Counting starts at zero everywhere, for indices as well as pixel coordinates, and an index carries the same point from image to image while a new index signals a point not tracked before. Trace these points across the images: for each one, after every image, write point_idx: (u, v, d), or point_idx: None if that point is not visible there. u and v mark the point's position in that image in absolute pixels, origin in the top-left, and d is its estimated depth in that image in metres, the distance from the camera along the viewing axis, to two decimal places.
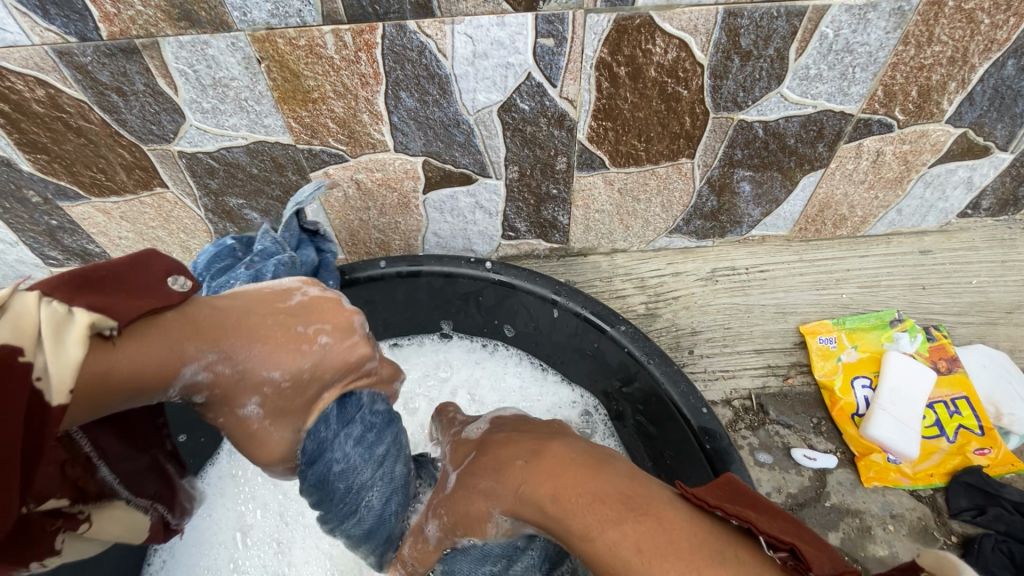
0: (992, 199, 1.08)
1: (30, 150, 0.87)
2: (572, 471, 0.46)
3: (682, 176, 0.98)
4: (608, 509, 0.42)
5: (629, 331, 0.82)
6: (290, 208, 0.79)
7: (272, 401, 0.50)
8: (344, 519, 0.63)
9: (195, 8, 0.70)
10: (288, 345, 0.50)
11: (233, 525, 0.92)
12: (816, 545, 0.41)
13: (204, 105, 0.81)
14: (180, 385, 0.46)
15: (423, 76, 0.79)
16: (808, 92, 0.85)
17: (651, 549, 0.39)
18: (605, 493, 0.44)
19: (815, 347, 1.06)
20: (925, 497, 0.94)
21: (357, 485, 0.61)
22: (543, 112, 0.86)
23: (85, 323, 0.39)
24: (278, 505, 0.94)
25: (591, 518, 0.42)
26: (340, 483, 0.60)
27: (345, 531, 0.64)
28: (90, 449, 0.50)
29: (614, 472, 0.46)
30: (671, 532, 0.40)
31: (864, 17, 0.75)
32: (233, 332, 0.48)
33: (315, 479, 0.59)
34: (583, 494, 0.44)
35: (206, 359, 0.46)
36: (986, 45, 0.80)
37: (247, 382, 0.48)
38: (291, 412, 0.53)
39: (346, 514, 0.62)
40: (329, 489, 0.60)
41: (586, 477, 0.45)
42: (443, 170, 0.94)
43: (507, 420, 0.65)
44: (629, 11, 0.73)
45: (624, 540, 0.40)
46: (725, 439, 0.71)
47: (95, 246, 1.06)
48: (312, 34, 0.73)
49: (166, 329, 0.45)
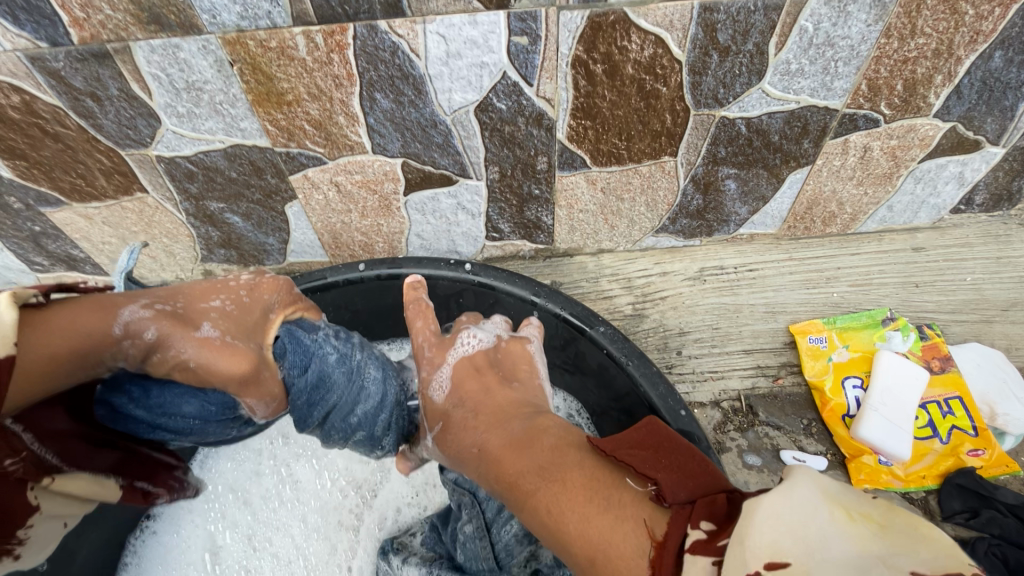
0: (985, 194, 1.06)
1: (8, 156, 0.87)
2: (506, 458, 0.51)
3: (666, 174, 0.97)
4: (527, 481, 0.48)
5: (608, 332, 0.81)
6: (119, 279, 0.68)
7: (222, 323, 0.55)
8: (356, 405, 0.63)
9: (165, 12, 0.70)
10: (215, 284, 0.58)
11: (202, 546, 0.95)
12: (690, 476, 0.43)
13: (179, 109, 0.81)
14: (124, 330, 0.51)
15: (398, 77, 0.79)
16: (791, 87, 0.83)
17: (555, 510, 0.44)
18: (528, 470, 0.48)
19: (804, 347, 1.04)
20: (918, 500, 0.92)
21: (356, 366, 0.64)
22: (520, 111, 0.85)
23: (7, 296, 0.45)
24: (246, 526, 0.97)
25: (520, 492, 0.48)
26: (340, 373, 0.62)
27: (361, 416, 0.64)
28: (54, 459, 0.55)
29: (538, 449, 0.50)
30: (572, 488, 0.45)
31: (844, 9, 0.73)
32: (159, 292, 0.56)
33: (315, 377, 0.60)
34: (512, 471, 0.50)
35: (140, 302, 0.53)
36: (971, 37, 0.78)
37: (190, 315, 0.54)
38: (246, 330, 0.56)
39: (357, 396, 0.63)
40: (330, 383, 0.61)
41: (516, 461, 0.50)
42: (423, 172, 0.94)
43: (465, 381, 0.63)
44: (602, 7, 0.71)
45: (539, 505, 0.46)
46: (703, 442, 0.71)
47: (79, 251, 1.07)
48: (283, 36, 0.73)
49: (95, 298, 0.52)
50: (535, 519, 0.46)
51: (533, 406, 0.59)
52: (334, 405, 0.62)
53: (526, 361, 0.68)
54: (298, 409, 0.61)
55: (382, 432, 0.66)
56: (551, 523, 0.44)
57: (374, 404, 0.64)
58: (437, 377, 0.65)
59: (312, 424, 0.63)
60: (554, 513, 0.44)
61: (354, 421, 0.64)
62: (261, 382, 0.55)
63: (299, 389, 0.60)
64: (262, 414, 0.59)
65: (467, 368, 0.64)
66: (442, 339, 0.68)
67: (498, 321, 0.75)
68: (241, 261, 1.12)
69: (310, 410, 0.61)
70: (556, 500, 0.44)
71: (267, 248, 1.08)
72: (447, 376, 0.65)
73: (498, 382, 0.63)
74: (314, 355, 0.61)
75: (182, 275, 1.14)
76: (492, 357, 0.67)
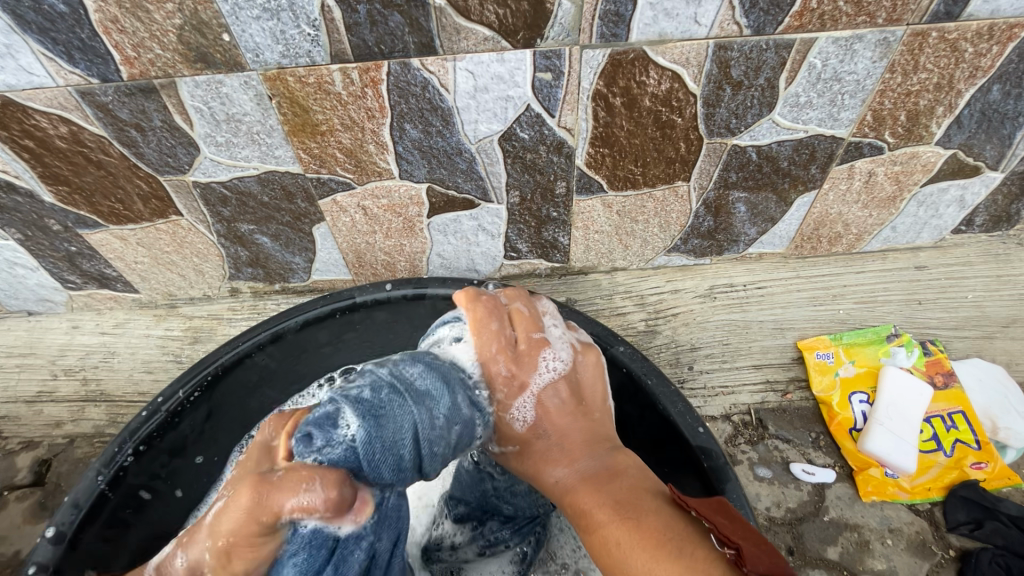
0: (985, 216, 1.10)
1: (52, 182, 0.91)
2: (586, 489, 0.57)
3: (679, 198, 1.01)
4: (602, 514, 0.54)
5: (627, 351, 0.86)
6: None
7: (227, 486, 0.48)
8: (432, 410, 0.55)
9: (211, 51, 0.74)
10: None
11: None
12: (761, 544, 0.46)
13: (218, 139, 0.85)
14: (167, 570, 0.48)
15: (427, 109, 0.83)
16: (799, 118, 0.87)
17: (625, 544, 0.50)
18: (604, 503, 0.54)
19: (812, 362, 1.08)
20: (924, 512, 0.95)
21: (394, 378, 0.55)
22: (542, 140, 0.89)
23: None
24: None
25: (593, 521, 0.54)
26: (385, 394, 0.53)
27: (445, 413, 0.55)
28: None
29: (617, 488, 0.56)
30: (645, 531, 0.50)
31: (851, 48, 0.78)
32: None
33: (369, 418, 0.51)
34: (588, 501, 0.56)
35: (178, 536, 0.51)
36: (971, 72, 0.82)
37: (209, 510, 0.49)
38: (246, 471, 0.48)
39: (421, 400, 0.54)
40: (386, 408, 0.52)
41: (592, 493, 0.56)
42: (446, 196, 0.98)
43: (550, 412, 0.63)
44: (623, 46, 0.76)
45: (610, 537, 0.51)
46: (721, 458, 0.75)
47: (111, 270, 1.11)
48: (321, 72, 0.77)
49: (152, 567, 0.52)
50: (600, 549, 0.52)
51: (610, 439, 0.63)
52: (411, 428, 0.53)
53: (599, 381, 0.67)
54: (384, 463, 0.51)
55: (469, 410, 0.59)
56: (619, 555, 0.50)
57: (443, 392, 0.57)
58: (519, 405, 0.63)
59: (411, 464, 0.53)
60: (623, 548, 0.50)
61: (441, 419, 0.55)
62: (273, 489, 0.44)
63: (366, 445, 0.50)
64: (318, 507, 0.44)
65: (557, 403, 0.63)
66: (518, 352, 0.64)
67: (557, 319, 0.70)
68: (267, 279, 1.16)
69: (393, 449, 0.51)
70: (628, 537, 0.50)
71: (293, 267, 1.12)
72: (530, 407, 0.63)
73: (578, 414, 0.64)
74: (343, 406, 0.51)
75: (210, 293, 1.18)
76: (571, 380, 0.65)
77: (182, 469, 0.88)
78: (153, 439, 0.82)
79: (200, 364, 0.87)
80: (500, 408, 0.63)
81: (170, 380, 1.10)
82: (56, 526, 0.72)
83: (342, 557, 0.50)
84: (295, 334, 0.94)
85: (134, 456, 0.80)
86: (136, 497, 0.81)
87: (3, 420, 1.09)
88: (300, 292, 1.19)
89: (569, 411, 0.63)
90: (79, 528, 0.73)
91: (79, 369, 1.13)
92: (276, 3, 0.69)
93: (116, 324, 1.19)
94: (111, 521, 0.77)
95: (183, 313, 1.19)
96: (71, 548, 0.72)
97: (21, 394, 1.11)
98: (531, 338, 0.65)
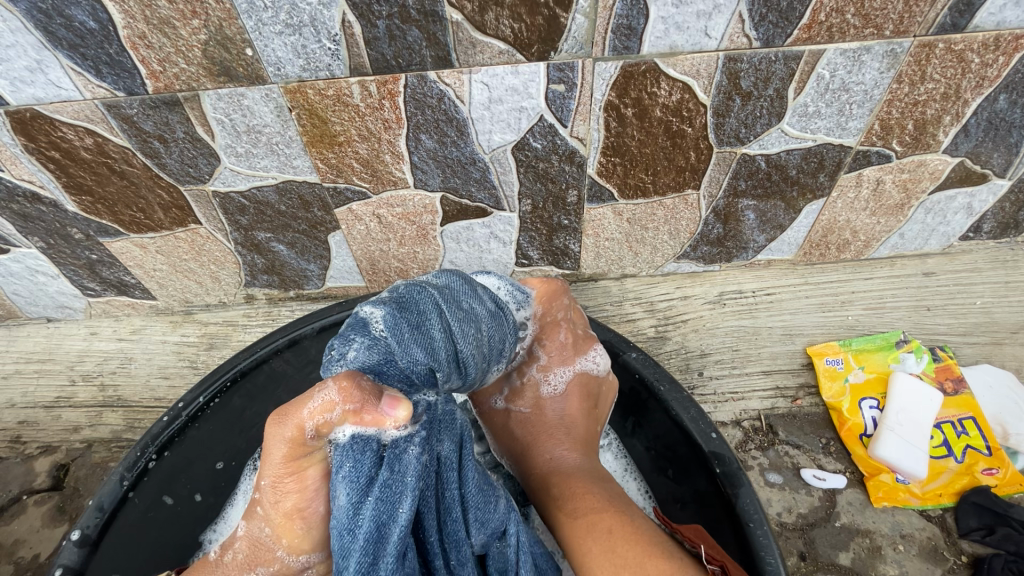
0: (993, 223, 1.11)
1: (76, 192, 0.93)
2: (580, 479, 0.67)
3: (688, 206, 1.03)
4: (597, 501, 0.63)
5: (640, 357, 0.87)
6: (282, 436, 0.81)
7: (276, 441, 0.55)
8: (454, 300, 0.58)
9: (235, 65, 0.76)
10: None
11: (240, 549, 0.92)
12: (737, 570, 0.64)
13: (238, 149, 0.87)
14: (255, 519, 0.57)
15: (443, 120, 0.85)
16: (808, 127, 0.89)
17: (618, 532, 0.60)
18: (602, 495, 0.64)
19: (822, 367, 1.08)
20: (935, 517, 0.95)
21: (410, 283, 0.59)
22: (554, 150, 0.91)
23: None
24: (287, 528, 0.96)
25: (581, 507, 0.63)
26: (407, 290, 0.57)
27: (468, 301, 0.59)
28: None
29: (609, 487, 0.67)
30: (638, 532, 0.60)
31: (859, 59, 0.79)
32: None
33: (396, 310, 0.54)
34: (584, 489, 0.65)
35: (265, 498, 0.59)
36: (978, 82, 0.83)
37: None
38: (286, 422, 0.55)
39: (443, 294, 0.58)
40: (410, 300, 0.56)
41: (588, 484, 0.66)
42: (460, 205, 1.00)
43: (574, 396, 0.77)
44: (635, 58, 0.77)
45: (603, 523, 0.61)
46: (734, 463, 0.76)
47: (130, 278, 1.14)
48: (340, 85, 0.79)
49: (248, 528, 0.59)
50: (587, 529, 0.60)
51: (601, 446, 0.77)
52: (435, 313, 0.56)
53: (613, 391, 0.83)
54: (416, 343, 0.53)
55: (488, 301, 0.62)
56: (607, 542, 0.59)
57: (461, 285, 0.61)
58: (556, 375, 0.78)
59: (443, 346, 0.55)
60: (613, 535, 0.59)
61: (466, 304, 0.59)
62: (291, 408, 0.48)
63: (393, 330, 0.53)
64: (337, 405, 0.46)
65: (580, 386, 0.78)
66: (578, 337, 0.80)
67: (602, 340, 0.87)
68: (282, 286, 1.18)
69: (422, 331, 0.54)
70: (622, 529, 0.60)
71: (308, 274, 1.14)
72: (563, 380, 0.78)
73: (586, 399, 0.78)
74: (367, 308, 0.55)
75: (225, 299, 1.20)
76: (602, 381, 0.80)
77: (200, 473, 0.88)
78: (174, 443, 0.84)
79: (219, 371, 0.89)
80: (540, 371, 0.78)
81: (186, 386, 1.12)
82: (80, 529, 0.74)
83: (395, 458, 0.50)
84: (312, 339, 0.96)
85: (156, 459, 0.82)
86: (158, 502, 0.82)
87: (22, 425, 1.10)
88: (314, 299, 1.21)
89: (586, 407, 0.78)
90: (102, 530, 0.75)
91: (96, 375, 1.15)
92: (299, 19, 0.71)
93: (133, 330, 1.21)
94: (130, 523, 0.79)
95: (200, 319, 1.21)
96: (94, 550, 0.74)
97: (40, 400, 1.13)
98: (587, 334, 0.83)
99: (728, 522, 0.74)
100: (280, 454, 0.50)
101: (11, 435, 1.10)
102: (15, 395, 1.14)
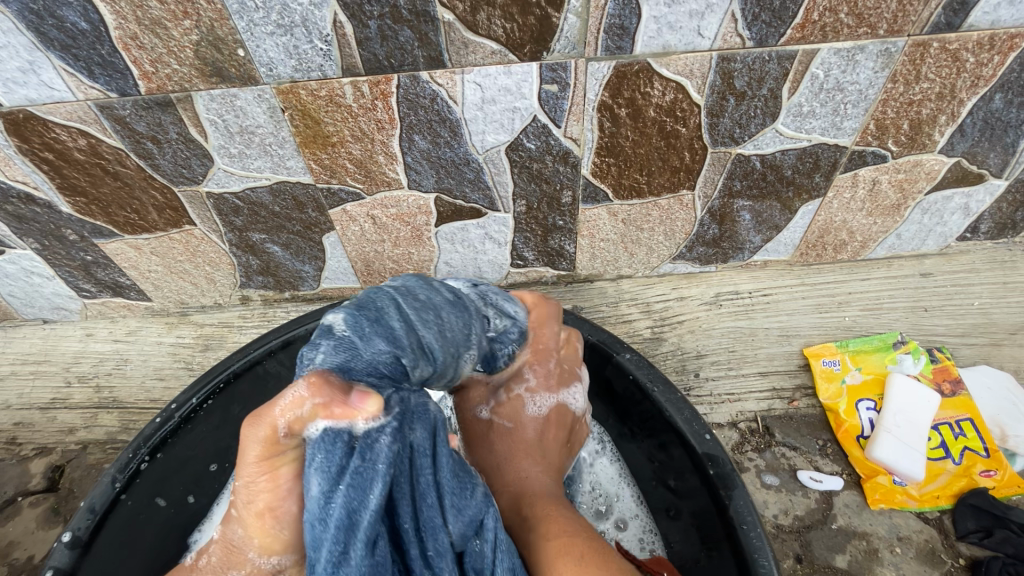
0: (990, 223, 1.11)
1: (70, 193, 0.93)
2: (553, 506, 0.66)
3: (684, 207, 1.03)
4: (573, 526, 0.62)
5: (634, 358, 0.87)
6: None
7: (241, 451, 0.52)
8: (411, 294, 0.59)
9: (227, 66, 0.76)
10: None
11: None
12: None
13: (232, 150, 0.87)
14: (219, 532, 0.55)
15: (436, 120, 0.85)
16: (802, 127, 0.88)
17: (588, 556, 0.56)
18: (573, 521, 0.63)
19: (819, 369, 1.08)
20: (933, 520, 0.94)
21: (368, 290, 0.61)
22: (548, 150, 0.90)
23: None
24: None
25: (551, 532, 0.61)
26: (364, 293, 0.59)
27: (425, 294, 0.60)
28: None
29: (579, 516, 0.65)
30: (610, 559, 0.56)
31: (853, 58, 0.79)
32: None
33: (354, 309, 0.55)
34: (556, 516, 0.63)
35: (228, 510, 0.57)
36: (973, 81, 0.83)
37: None
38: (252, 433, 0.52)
39: (399, 291, 0.59)
40: (367, 300, 0.57)
41: (559, 512, 0.65)
42: (454, 206, 0.99)
43: (553, 423, 0.77)
44: (628, 58, 0.77)
45: (573, 547, 0.58)
46: (727, 464, 0.75)
47: (126, 279, 1.14)
48: (333, 86, 0.79)
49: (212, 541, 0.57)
50: (558, 553, 0.58)
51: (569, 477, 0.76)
52: (392, 305, 0.57)
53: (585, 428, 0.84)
54: (377, 335, 0.53)
55: (448, 296, 0.63)
56: (578, 566, 0.56)
57: (416, 284, 0.62)
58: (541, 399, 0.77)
59: (404, 332, 0.55)
60: (584, 559, 0.56)
61: (421, 296, 0.60)
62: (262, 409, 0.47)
63: (353, 326, 0.53)
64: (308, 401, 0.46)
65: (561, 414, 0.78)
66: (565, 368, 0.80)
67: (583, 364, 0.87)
68: (277, 287, 1.18)
69: (380, 322, 0.54)
70: (593, 554, 0.57)
71: (303, 275, 1.14)
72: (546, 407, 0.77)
73: (564, 425, 0.78)
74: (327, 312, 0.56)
75: (221, 301, 1.20)
76: (579, 418, 0.80)
77: (192, 474, 0.88)
78: (166, 445, 0.84)
79: (212, 373, 0.88)
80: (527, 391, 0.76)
81: (181, 388, 1.12)
82: (71, 531, 0.74)
83: (367, 447, 0.49)
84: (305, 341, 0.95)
85: (148, 461, 0.81)
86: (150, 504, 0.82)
87: (18, 426, 1.10)
88: (310, 300, 1.21)
89: (563, 435, 0.78)
90: (94, 532, 0.75)
91: (92, 376, 1.15)
92: (290, 20, 0.71)
93: (129, 331, 1.21)
94: (121, 525, 0.79)
95: (195, 321, 1.21)
96: (85, 552, 0.73)
97: (35, 401, 1.13)
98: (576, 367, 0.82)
99: (721, 524, 0.74)
100: (252, 454, 0.47)
101: (6, 436, 1.09)
102: (11, 397, 1.14)
